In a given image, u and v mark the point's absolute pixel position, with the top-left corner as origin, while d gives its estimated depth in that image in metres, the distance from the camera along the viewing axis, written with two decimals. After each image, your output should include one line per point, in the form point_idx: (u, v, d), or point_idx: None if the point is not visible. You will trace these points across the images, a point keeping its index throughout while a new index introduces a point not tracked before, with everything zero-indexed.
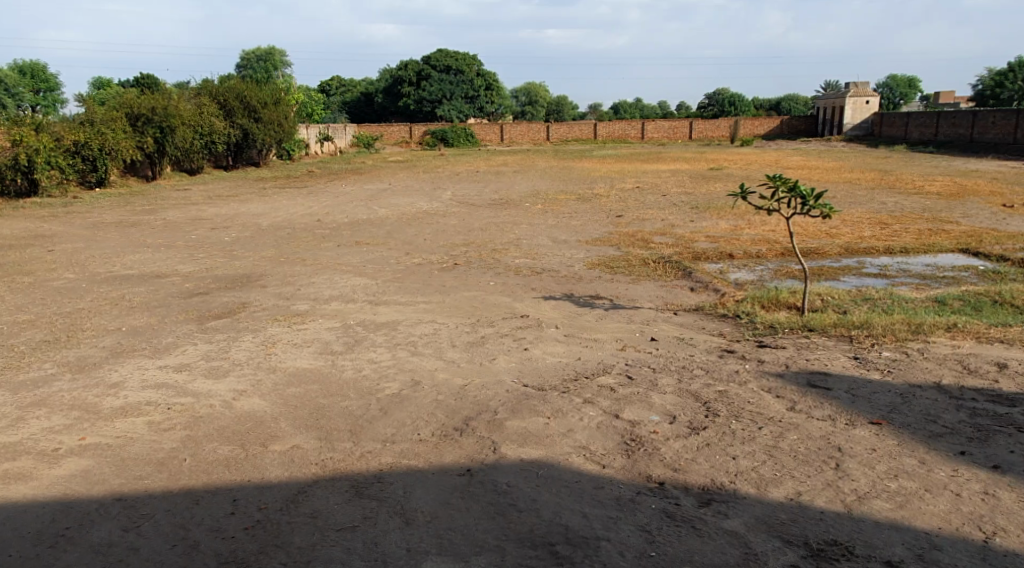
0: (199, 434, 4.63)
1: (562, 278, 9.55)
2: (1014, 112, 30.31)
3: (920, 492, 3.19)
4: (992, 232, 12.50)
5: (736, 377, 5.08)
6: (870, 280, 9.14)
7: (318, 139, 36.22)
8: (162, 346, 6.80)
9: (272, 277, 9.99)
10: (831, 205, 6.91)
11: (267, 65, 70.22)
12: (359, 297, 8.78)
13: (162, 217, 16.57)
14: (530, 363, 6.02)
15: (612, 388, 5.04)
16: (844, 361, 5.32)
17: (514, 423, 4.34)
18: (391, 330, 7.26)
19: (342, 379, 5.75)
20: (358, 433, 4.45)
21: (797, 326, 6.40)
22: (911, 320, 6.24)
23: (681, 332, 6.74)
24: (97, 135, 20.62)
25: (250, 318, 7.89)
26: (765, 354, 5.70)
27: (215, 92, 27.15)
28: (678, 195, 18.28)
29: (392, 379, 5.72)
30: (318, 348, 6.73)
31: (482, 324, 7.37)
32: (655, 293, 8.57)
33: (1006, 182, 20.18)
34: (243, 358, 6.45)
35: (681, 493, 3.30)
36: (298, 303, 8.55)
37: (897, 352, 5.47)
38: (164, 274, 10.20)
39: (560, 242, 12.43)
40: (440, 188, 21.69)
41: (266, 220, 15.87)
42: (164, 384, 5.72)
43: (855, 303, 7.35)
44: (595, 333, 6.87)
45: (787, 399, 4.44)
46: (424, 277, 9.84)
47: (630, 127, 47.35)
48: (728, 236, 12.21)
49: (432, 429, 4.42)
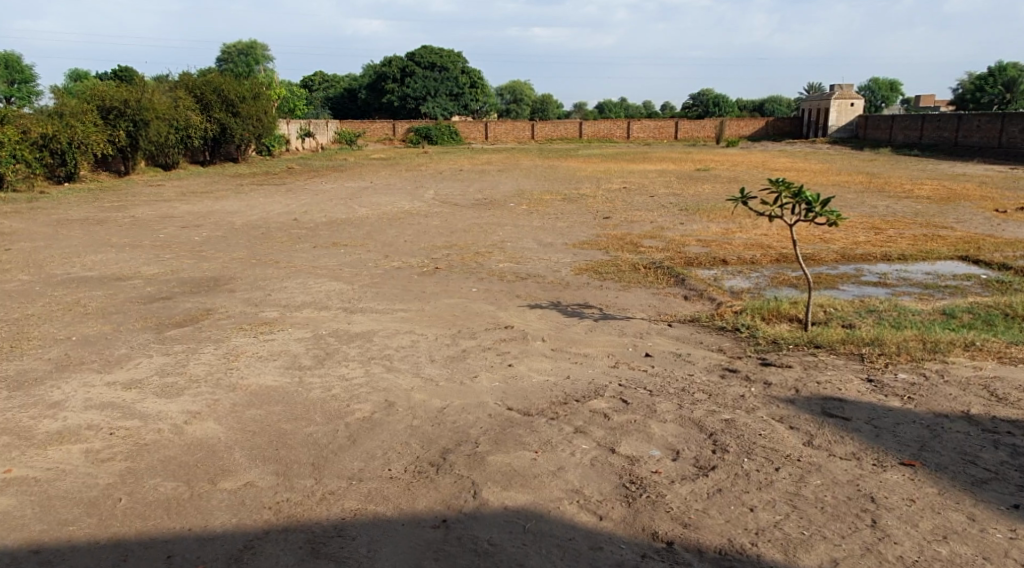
0: (142, 467, 4.11)
1: (548, 285, 9.07)
2: (1000, 115, 30.17)
3: (978, 560, 2.78)
4: (989, 238, 12.16)
5: (741, 402, 4.60)
6: (870, 289, 8.72)
7: (299, 135, 35.54)
8: (113, 360, 6.26)
9: (242, 281, 9.45)
10: (837, 212, 6.47)
11: (250, 60, 69.41)
12: (333, 304, 8.26)
13: (131, 214, 15.95)
14: (515, 382, 5.52)
15: (605, 414, 4.55)
16: (859, 384, 4.86)
17: (497, 459, 3.84)
18: (366, 342, 6.75)
19: (308, 399, 5.23)
20: (321, 468, 3.94)
21: (802, 342, 5.95)
22: (924, 336, 5.80)
23: (678, 348, 6.26)
24: (66, 128, 19.96)
25: (213, 326, 7.35)
26: (771, 375, 5.23)
27: (192, 85, 26.47)
28: (666, 196, 17.84)
29: (364, 400, 5.21)
30: (285, 362, 6.22)
31: (464, 335, 6.88)
32: (647, 302, 8.11)
33: (996, 186, 19.92)
34: (201, 372, 5.93)
35: (694, 558, 2.86)
36: (266, 310, 8.02)
37: (915, 373, 5.03)
38: (125, 277, 9.65)
39: (546, 245, 11.95)
40: (423, 187, 21.15)
41: (241, 219, 15.30)
42: (110, 405, 5.20)
43: (860, 315, 6.92)
44: (586, 348, 6.38)
45: (802, 431, 3.97)
46: (402, 283, 9.33)
47: (615, 127, 46.97)
48: (720, 241, 11.77)
49: (404, 464, 3.92)
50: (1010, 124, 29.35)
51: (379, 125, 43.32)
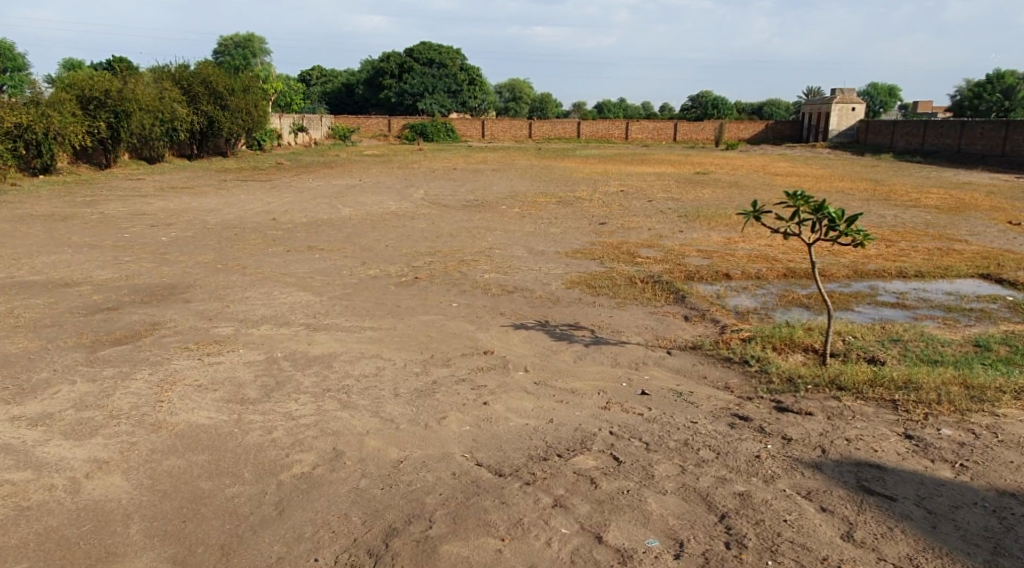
0: (10, 544, 3.31)
1: (536, 301, 8.27)
2: (1003, 122, 29.42)
3: None
4: (1007, 254, 11.37)
5: (757, 466, 3.79)
6: (889, 311, 7.91)
7: (291, 130, 34.62)
8: (29, 386, 5.45)
9: (200, 289, 8.63)
10: (864, 231, 5.70)
11: (247, 52, 68.57)
12: (295, 319, 7.43)
13: (101, 210, 15.06)
14: (488, 427, 4.68)
15: (591, 480, 3.72)
16: (899, 443, 4.07)
17: (454, 550, 3.08)
18: (324, 368, 5.94)
19: (241, 446, 4.40)
20: (231, 556, 3.18)
21: (823, 383, 5.12)
22: (966, 378, 5.00)
23: (679, 384, 5.44)
24: (42, 118, 19.04)
25: (155, 345, 6.50)
26: (790, 427, 4.40)
27: (179, 76, 25.59)
28: (665, 200, 17.05)
29: (307, 448, 4.38)
30: (226, 393, 5.37)
31: (436, 363, 6.06)
32: (645, 322, 7.29)
33: (1004, 196, 19.14)
34: (126, 406, 5.09)
35: None
36: (220, 325, 7.17)
37: (962, 430, 4.24)
38: (73, 283, 8.80)
39: (537, 253, 11.16)
40: (412, 187, 20.24)
41: (216, 218, 14.45)
42: (4, 449, 4.39)
43: (884, 347, 6.12)
44: (573, 382, 5.55)
45: (838, 516, 3.23)
46: (375, 295, 8.51)
47: (614, 127, 46.14)
48: (722, 252, 10.98)
49: (335, 553, 3.15)
50: (1014, 132, 28.59)
51: (374, 121, 42.53)
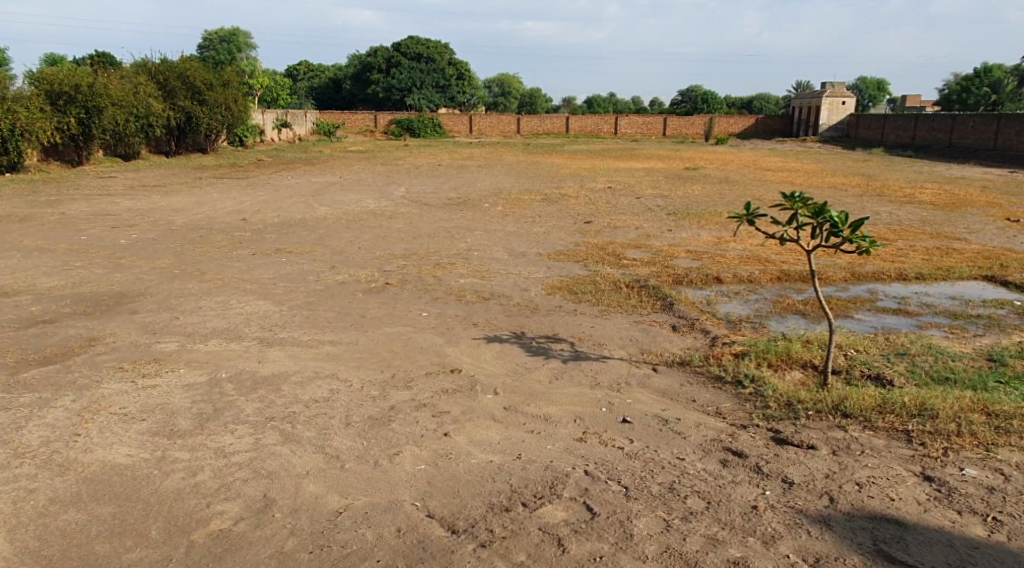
0: None
1: (513, 309, 7.67)
2: (995, 116, 28.93)
3: None
4: (1009, 254, 10.82)
5: (754, 522, 3.32)
6: (890, 319, 7.36)
7: (274, 125, 33.79)
8: None
9: (152, 298, 7.97)
10: (870, 237, 5.11)
11: (232, 48, 67.51)
12: (248, 332, 6.79)
13: (62, 211, 14.28)
14: (446, 465, 4.08)
15: (560, 541, 3.25)
16: (921, 489, 3.57)
17: None
18: (271, 391, 5.32)
19: (157, 493, 3.79)
20: None
21: (826, 408, 4.54)
22: (987, 402, 4.44)
23: (665, 409, 4.84)
24: (6, 113, 18.22)
25: (86, 363, 5.86)
26: (790, 466, 3.83)
27: (154, 70, 24.74)
28: (654, 197, 16.44)
29: (234, 495, 3.77)
30: (154, 423, 4.71)
31: (396, 385, 5.43)
32: (632, 333, 6.70)
33: (999, 192, 18.60)
34: (35, 441, 4.45)
35: None
36: (164, 340, 6.52)
37: (990, 471, 3.74)
38: (15, 292, 8.12)
39: (517, 255, 10.54)
40: (394, 185, 19.56)
41: (183, 218, 13.78)
42: None
43: (891, 362, 5.55)
44: (547, 407, 4.94)
45: None
46: (341, 303, 7.88)
47: (603, 122, 45.49)
48: (713, 253, 10.40)
49: None
50: (1007, 126, 28.11)
51: (360, 117, 41.81)
